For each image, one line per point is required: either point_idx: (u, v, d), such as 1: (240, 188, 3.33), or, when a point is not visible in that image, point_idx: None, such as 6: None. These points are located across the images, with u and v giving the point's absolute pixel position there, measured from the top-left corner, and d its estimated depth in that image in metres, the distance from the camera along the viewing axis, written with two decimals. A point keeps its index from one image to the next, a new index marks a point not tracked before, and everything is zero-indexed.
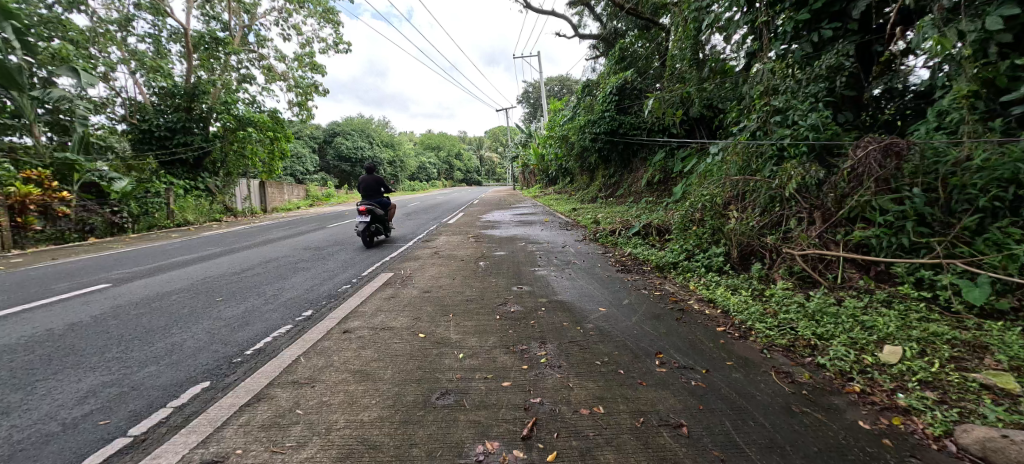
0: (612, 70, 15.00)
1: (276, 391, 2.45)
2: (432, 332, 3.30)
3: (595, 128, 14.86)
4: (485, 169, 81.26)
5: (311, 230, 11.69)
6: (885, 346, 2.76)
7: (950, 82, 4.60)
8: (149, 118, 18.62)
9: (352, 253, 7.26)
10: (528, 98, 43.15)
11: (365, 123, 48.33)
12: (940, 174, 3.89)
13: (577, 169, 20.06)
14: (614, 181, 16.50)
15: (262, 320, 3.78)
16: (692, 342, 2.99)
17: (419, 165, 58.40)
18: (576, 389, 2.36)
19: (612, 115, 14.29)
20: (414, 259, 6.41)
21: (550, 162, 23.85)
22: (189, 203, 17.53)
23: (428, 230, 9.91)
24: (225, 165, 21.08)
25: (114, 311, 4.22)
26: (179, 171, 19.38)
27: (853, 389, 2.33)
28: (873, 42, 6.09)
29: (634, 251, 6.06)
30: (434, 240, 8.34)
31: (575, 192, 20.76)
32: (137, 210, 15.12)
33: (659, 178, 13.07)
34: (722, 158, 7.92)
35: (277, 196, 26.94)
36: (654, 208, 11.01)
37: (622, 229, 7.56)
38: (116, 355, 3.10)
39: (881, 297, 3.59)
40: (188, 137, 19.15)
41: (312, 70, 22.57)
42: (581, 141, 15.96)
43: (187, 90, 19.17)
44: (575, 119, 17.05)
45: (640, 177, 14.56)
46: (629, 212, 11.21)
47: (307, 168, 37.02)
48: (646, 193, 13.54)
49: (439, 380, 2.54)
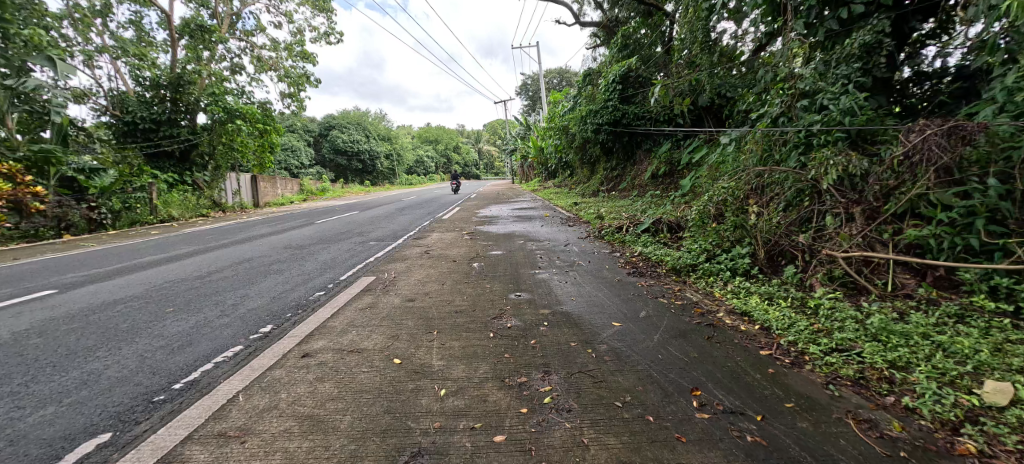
0: (614, 59, 14.36)
1: (193, 451, 1.85)
2: (410, 358, 2.69)
3: (597, 118, 14.21)
4: (484, 163, 80.46)
5: (298, 226, 11.07)
6: (986, 381, 2.16)
7: (1017, 56, 3.95)
8: (132, 109, 17.92)
9: (335, 252, 6.64)
10: (526, 90, 42.47)
11: (361, 116, 47.46)
12: (1016, 162, 3.26)
13: (578, 162, 19.49)
14: (616, 174, 15.87)
15: (210, 338, 3.18)
16: (734, 371, 2.39)
17: (417, 159, 57.61)
18: (593, 450, 1.76)
19: (614, 105, 13.65)
20: (400, 259, 5.79)
21: (550, 155, 23.17)
22: (175, 198, 16.78)
23: (420, 226, 9.29)
24: (213, 159, 20.35)
25: (43, 326, 3.62)
26: (165, 164, 18.74)
27: (967, 449, 1.72)
28: (910, 16, 5.42)
29: (646, 251, 5.45)
30: (425, 237, 7.75)
31: (575, 186, 20.18)
32: (118, 205, 14.44)
33: (664, 171, 12.45)
34: (738, 147, 7.31)
35: (270, 190, 26.29)
36: (661, 203, 10.39)
37: (631, 226, 6.92)
38: (14, 389, 2.50)
39: (952, 311, 2.98)
40: (173, 128, 18.62)
41: (303, 60, 21.80)
42: (583, 132, 15.34)
43: (172, 81, 18.45)
44: (576, 110, 16.37)
45: (643, 170, 13.91)
46: (634, 207, 10.62)
47: (303, 162, 36.25)
48: (650, 187, 12.91)
49: (410, 432, 1.93)
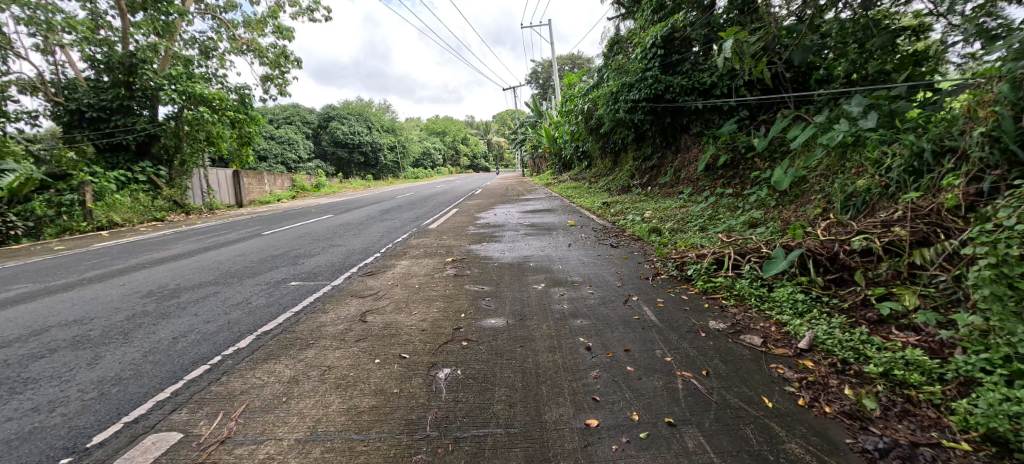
0: (648, 22, 11.23)
1: None
2: None
3: (633, 93, 10.99)
4: (493, 154, 78.26)
5: (235, 240, 8.15)
6: None
7: None
8: (77, 95, 15.38)
9: (207, 311, 3.67)
10: (537, 78, 39.67)
11: (363, 106, 44.55)
12: None
13: (600, 151, 16.41)
14: (651, 166, 12.69)
15: None
16: None
17: (423, 151, 54.90)
18: None
19: (655, 75, 10.48)
20: (285, 350, 2.76)
21: (566, 144, 20.03)
22: (120, 201, 13.67)
23: (391, 245, 6.28)
24: (180, 152, 17.47)
25: None
26: (119, 158, 16.08)
27: None
28: None
29: (832, 344, 2.41)
30: (384, 270, 4.77)
31: (597, 179, 17.12)
32: (41, 211, 11.66)
33: (725, 161, 9.40)
34: (938, 124, 4.15)
35: (255, 186, 23.64)
36: (737, 209, 7.23)
37: (746, 257, 3.72)
38: None
39: None
40: (127, 117, 15.97)
41: (281, 38, 18.87)
42: (611, 113, 12.23)
43: (123, 61, 15.64)
44: (602, 88, 13.18)
45: (692, 160, 10.82)
46: (695, 212, 7.56)
47: (301, 155, 33.46)
48: (704, 182, 9.77)
49: None
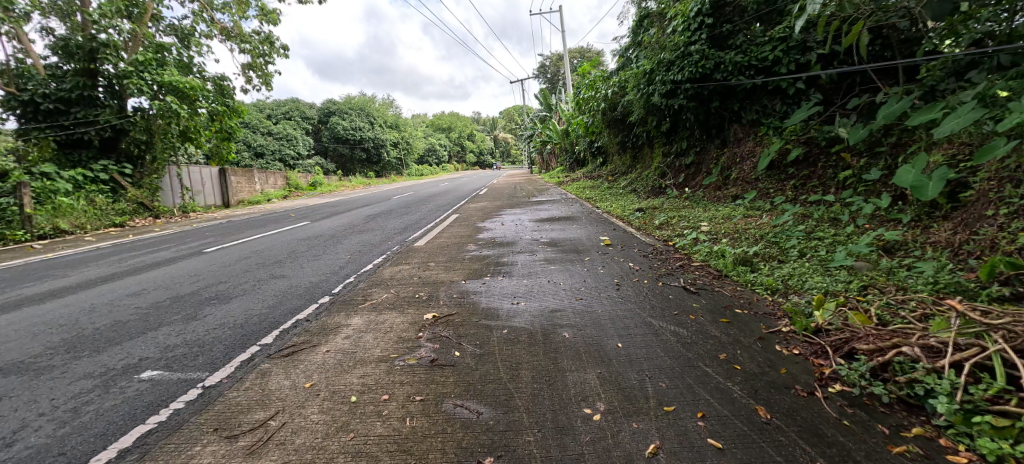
0: None
1: None
2: None
3: (673, 73, 8.86)
4: (500, 150, 76.30)
5: (161, 260, 6.18)
6: None
7: None
8: (31, 84, 13.48)
9: None
10: (546, 71, 37.57)
11: (366, 100, 42.56)
12: None
13: (622, 146, 14.35)
14: (688, 163, 10.62)
15: None
16: None
17: (428, 148, 52.93)
18: None
19: (700, 50, 8.36)
20: None
21: (582, 138, 17.92)
22: (69, 206, 11.81)
23: (350, 282, 4.29)
24: (151, 148, 15.48)
25: None
26: (80, 155, 14.27)
27: None
28: None
29: None
30: (314, 345, 2.79)
31: (617, 178, 15.03)
32: None
33: (795, 156, 7.34)
34: None
35: (245, 185, 21.76)
36: (839, 224, 5.17)
37: None
38: None
39: None
40: (90, 109, 14.14)
41: (264, 21, 16.92)
42: (642, 99, 10.14)
43: (83, 47, 13.68)
44: (631, 69, 11.06)
45: (744, 155, 8.75)
46: (775, 227, 5.50)
47: (298, 152, 31.56)
48: (767, 184, 7.71)
49: None
